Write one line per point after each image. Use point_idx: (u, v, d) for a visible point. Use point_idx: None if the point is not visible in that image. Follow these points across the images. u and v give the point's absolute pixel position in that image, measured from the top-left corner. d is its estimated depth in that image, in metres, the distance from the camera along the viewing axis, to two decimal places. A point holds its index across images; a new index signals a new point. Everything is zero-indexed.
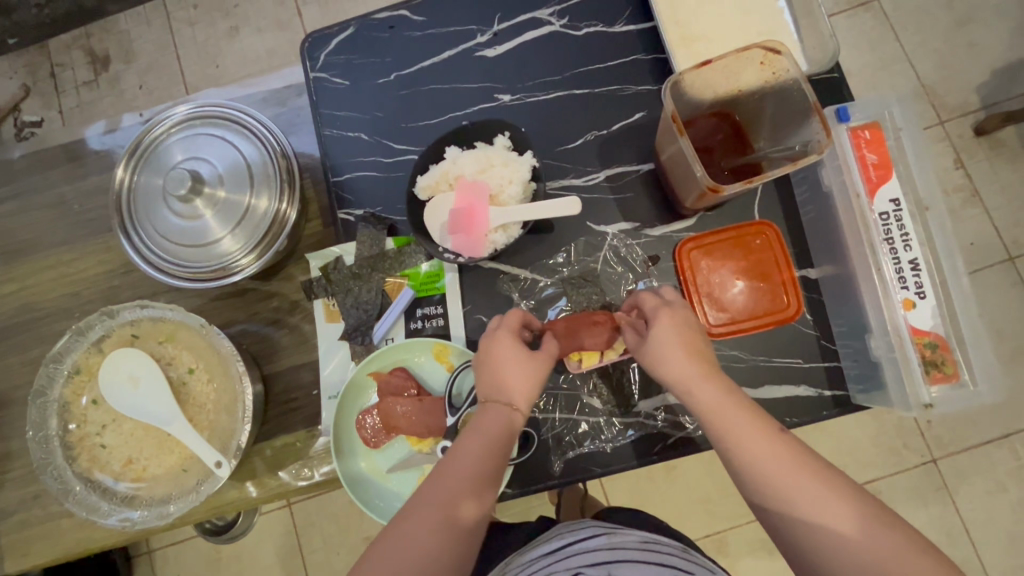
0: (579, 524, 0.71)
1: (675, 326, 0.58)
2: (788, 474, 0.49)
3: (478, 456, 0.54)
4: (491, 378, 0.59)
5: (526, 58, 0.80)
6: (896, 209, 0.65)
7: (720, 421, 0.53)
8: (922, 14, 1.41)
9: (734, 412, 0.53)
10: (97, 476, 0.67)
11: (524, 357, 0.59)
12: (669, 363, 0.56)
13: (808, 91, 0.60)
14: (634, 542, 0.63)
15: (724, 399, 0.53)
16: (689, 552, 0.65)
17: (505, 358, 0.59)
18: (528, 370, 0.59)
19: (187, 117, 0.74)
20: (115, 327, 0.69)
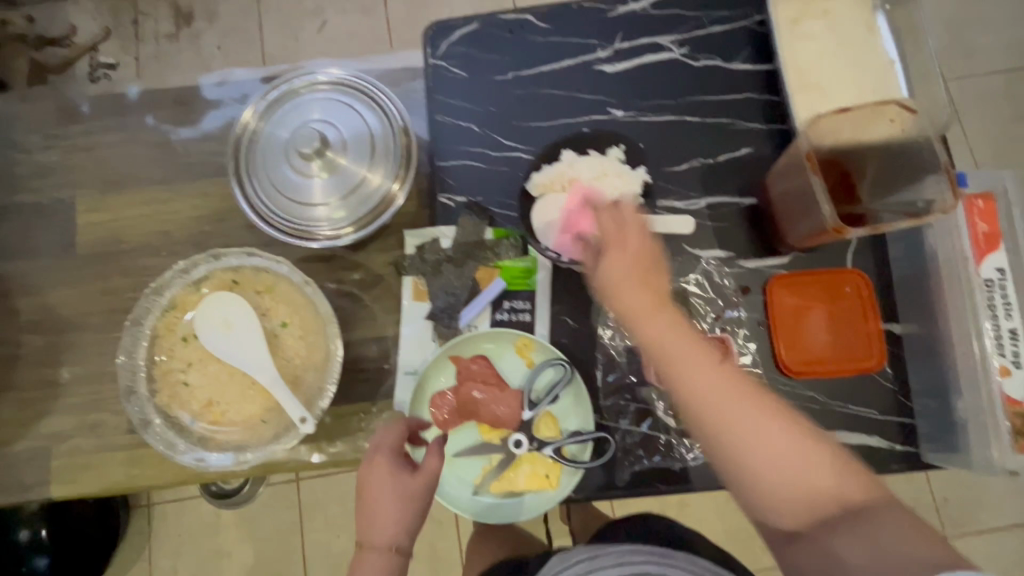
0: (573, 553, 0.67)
1: (650, 297, 0.59)
2: (816, 486, 0.52)
3: (380, 556, 0.62)
4: (378, 473, 0.64)
5: (643, 78, 0.83)
6: (1001, 277, 0.67)
7: (756, 456, 0.53)
8: (984, 103, 1.46)
9: (762, 445, 0.53)
10: (176, 413, 0.68)
11: (392, 481, 0.63)
12: (699, 392, 0.55)
13: (941, 153, 0.63)
14: (611, 560, 0.62)
15: (760, 431, 0.53)
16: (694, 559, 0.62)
17: (375, 489, 0.63)
18: (402, 498, 0.63)
19: (317, 80, 0.77)
20: (217, 270, 0.70)
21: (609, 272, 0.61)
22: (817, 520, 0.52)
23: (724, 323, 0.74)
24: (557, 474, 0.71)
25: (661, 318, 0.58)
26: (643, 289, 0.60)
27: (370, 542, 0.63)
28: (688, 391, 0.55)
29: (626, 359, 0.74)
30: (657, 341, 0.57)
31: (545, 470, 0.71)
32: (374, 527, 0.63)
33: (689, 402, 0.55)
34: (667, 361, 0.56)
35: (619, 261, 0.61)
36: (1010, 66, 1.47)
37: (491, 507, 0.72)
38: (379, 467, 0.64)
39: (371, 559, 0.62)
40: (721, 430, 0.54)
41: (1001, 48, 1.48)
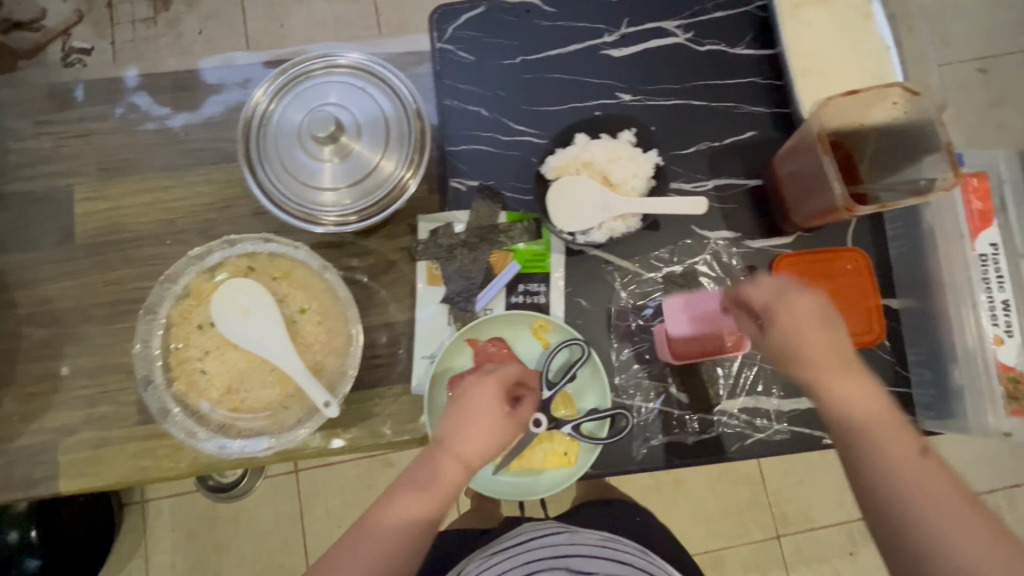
0: (547, 524, 0.81)
1: (816, 319, 0.56)
2: (932, 500, 0.48)
3: (447, 465, 0.59)
4: (489, 397, 0.61)
5: (649, 63, 0.84)
6: (994, 253, 0.72)
7: (872, 436, 0.52)
8: (958, 90, 1.53)
9: (886, 435, 0.52)
10: (194, 401, 0.67)
11: (499, 412, 0.61)
12: (816, 370, 0.55)
13: (942, 133, 0.65)
14: (593, 539, 0.78)
15: (876, 420, 0.53)
16: (645, 552, 0.79)
17: (478, 410, 0.60)
18: (499, 431, 0.61)
19: (327, 63, 0.76)
20: (231, 256, 0.69)
21: (789, 315, 0.57)
22: (921, 540, 0.47)
23: None
24: (575, 451, 0.73)
25: (801, 303, 0.57)
26: (801, 300, 0.57)
27: (449, 448, 0.60)
28: (804, 356, 0.56)
29: (640, 338, 0.77)
30: (794, 325, 0.56)
31: (563, 447, 0.73)
32: (453, 433, 0.60)
33: (817, 385, 0.56)
34: (795, 346, 0.56)
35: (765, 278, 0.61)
36: (983, 55, 1.54)
37: (510, 485, 0.74)
38: (490, 388, 0.62)
39: (426, 464, 0.59)
40: (851, 416, 0.54)
41: (974, 37, 1.55)
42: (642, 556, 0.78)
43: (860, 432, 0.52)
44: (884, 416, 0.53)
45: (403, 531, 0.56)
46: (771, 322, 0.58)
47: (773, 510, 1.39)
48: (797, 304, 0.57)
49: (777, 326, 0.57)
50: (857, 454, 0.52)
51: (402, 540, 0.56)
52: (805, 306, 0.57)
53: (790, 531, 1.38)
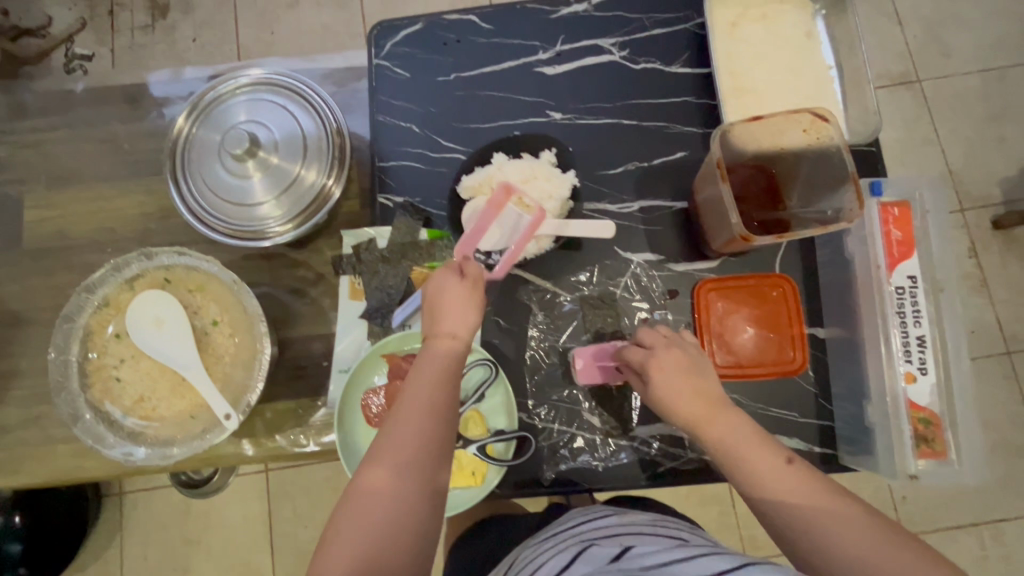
0: (592, 509, 0.71)
1: (681, 372, 0.58)
2: (824, 519, 0.47)
3: (431, 361, 0.57)
4: (443, 279, 0.61)
5: (582, 81, 0.83)
6: (912, 285, 0.69)
7: (743, 458, 0.52)
8: (958, 104, 1.46)
9: (750, 453, 0.52)
10: (107, 408, 0.69)
11: (462, 285, 0.60)
12: (676, 404, 0.57)
13: (849, 161, 0.64)
14: (645, 520, 0.65)
15: (740, 437, 0.53)
16: (693, 530, 0.68)
17: (430, 347, 0.58)
18: (466, 301, 0.60)
19: (254, 81, 0.78)
20: (149, 268, 0.71)
21: (660, 371, 0.59)
22: (828, 561, 0.46)
23: (650, 324, 0.76)
24: (483, 471, 0.72)
25: (668, 365, 0.59)
26: (666, 355, 0.60)
27: (410, 400, 0.54)
28: (670, 399, 0.58)
29: (554, 361, 0.76)
30: (665, 380, 0.58)
31: (472, 467, 0.72)
32: (439, 328, 0.58)
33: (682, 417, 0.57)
34: (670, 397, 0.58)
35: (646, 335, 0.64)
36: (985, 67, 1.47)
37: None
38: (446, 282, 0.61)
39: (428, 361, 0.57)
40: (710, 438, 0.54)
41: (975, 48, 1.48)
42: (691, 532, 0.66)
43: (733, 460, 0.52)
44: (738, 427, 0.53)
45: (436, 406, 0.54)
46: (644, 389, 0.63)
47: (742, 533, 1.34)
48: (671, 351, 0.60)
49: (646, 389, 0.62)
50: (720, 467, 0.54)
51: (410, 473, 0.51)
52: (670, 376, 0.58)
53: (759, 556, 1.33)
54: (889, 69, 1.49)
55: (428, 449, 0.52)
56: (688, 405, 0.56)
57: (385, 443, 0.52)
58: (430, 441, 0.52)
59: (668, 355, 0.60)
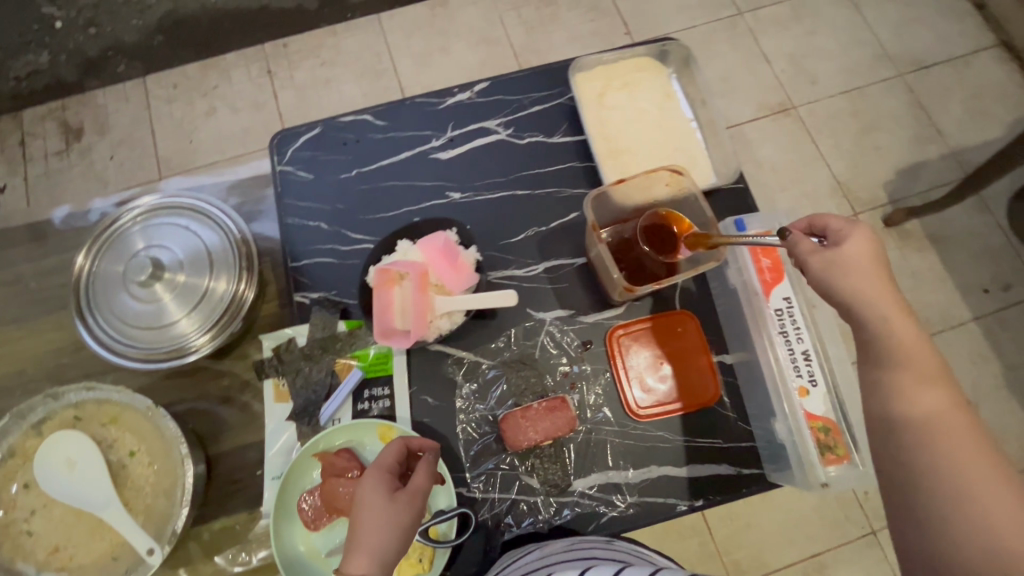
0: (521, 549, 0.70)
1: (871, 264, 0.51)
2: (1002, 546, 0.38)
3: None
4: (374, 490, 0.61)
5: (475, 161, 0.90)
6: (788, 306, 0.76)
7: (952, 459, 0.42)
8: (832, 123, 1.64)
9: (988, 496, 0.40)
10: (18, 566, 0.65)
11: (390, 504, 0.60)
12: (961, 454, 0.41)
13: (706, 209, 0.71)
14: (562, 548, 0.67)
15: (986, 480, 0.40)
16: (609, 542, 0.70)
17: (371, 482, 0.62)
18: (397, 516, 0.59)
19: (151, 207, 0.80)
20: (56, 409, 0.69)
21: (848, 271, 0.51)
22: None
23: (571, 377, 0.79)
24: (429, 556, 0.71)
25: (866, 244, 0.52)
26: (887, 300, 0.49)
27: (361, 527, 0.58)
28: (905, 402, 0.45)
29: (487, 429, 0.77)
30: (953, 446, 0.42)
31: (418, 554, 0.71)
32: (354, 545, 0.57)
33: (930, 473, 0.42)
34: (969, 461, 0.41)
35: (901, 320, 0.48)
36: (848, 88, 1.67)
37: None
38: (379, 497, 0.60)
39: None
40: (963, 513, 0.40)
41: (836, 74, 1.68)
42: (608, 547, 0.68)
43: (934, 486, 0.42)
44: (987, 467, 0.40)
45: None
46: (824, 264, 0.52)
47: (724, 561, 1.27)
48: (855, 240, 0.52)
49: (832, 264, 0.52)
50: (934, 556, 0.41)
51: None
52: (861, 245, 0.52)
53: None
54: (766, 100, 1.66)
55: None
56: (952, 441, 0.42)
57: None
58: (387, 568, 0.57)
59: (856, 235, 0.53)
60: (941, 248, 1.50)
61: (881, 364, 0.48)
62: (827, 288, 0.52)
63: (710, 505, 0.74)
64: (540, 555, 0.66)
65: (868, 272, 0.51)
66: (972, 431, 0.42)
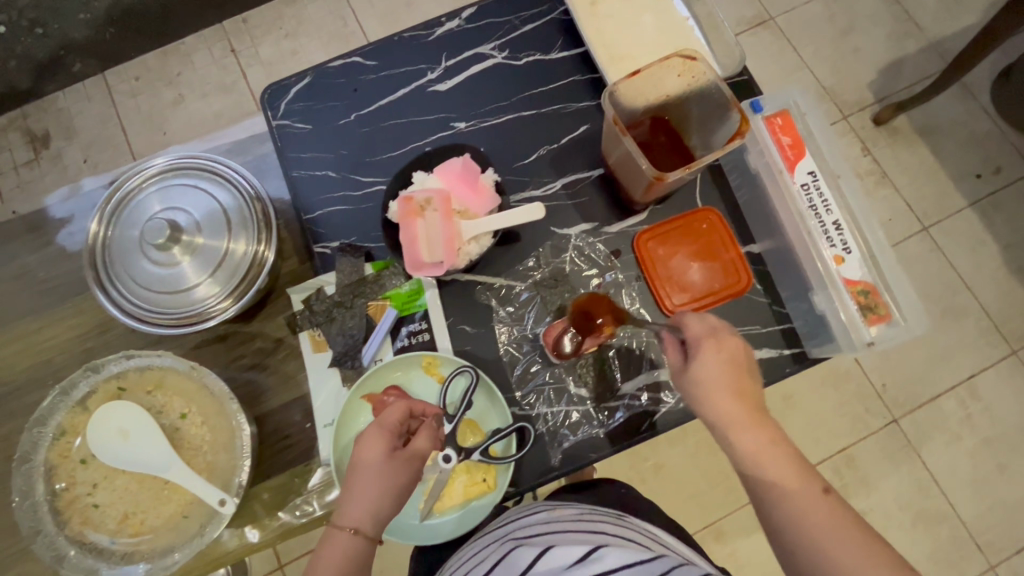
0: (528, 508, 0.70)
1: (730, 366, 0.58)
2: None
3: (344, 532, 0.58)
4: (374, 451, 0.61)
5: (475, 88, 0.87)
6: (814, 179, 0.78)
7: (795, 511, 0.50)
8: (810, 29, 1.57)
9: (848, 555, 0.46)
10: (91, 537, 0.65)
11: (390, 467, 0.60)
12: (804, 515, 0.49)
13: (724, 89, 0.71)
14: (572, 514, 0.66)
15: (851, 548, 0.47)
16: (620, 517, 0.67)
17: (368, 445, 0.61)
18: (388, 484, 0.60)
19: (159, 170, 0.77)
20: (99, 382, 0.68)
21: (698, 376, 0.58)
22: None
23: (605, 288, 0.79)
24: (493, 475, 0.73)
25: (711, 361, 0.58)
26: (725, 401, 0.56)
27: (352, 496, 0.60)
28: (768, 473, 0.52)
29: (529, 349, 0.78)
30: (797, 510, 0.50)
31: (481, 475, 0.73)
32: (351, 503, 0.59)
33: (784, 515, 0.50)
34: (805, 520, 0.49)
35: (748, 430, 0.55)
36: None
37: (443, 526, 0.74)
38: (376, 460, 0.60)
39: (342, 533, 0.58)
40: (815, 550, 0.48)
41: None
42: (615, 520, 0.66)
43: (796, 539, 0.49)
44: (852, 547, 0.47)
45: (357, 559, 0.58)
46: (682, 383, 0.60)
47: None
48: (714, 350, 0.59)
49: (688, 383, 0.59)
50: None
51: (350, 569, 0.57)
52: (710, 361, 0.58)
53: None
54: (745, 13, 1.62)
55: (364, 556, 0.58)
56: (801, 491, 0.50)
57: (327, 555, 0.57)
58: (368, 539, 0.59)
59: (707, 346, 0.59)
60: (932, 140, 1.48)
61: (744, 467, 0.54)
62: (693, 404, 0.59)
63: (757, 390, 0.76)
64: (547, 519, 0.65)
65: (746, 420, 0.55)
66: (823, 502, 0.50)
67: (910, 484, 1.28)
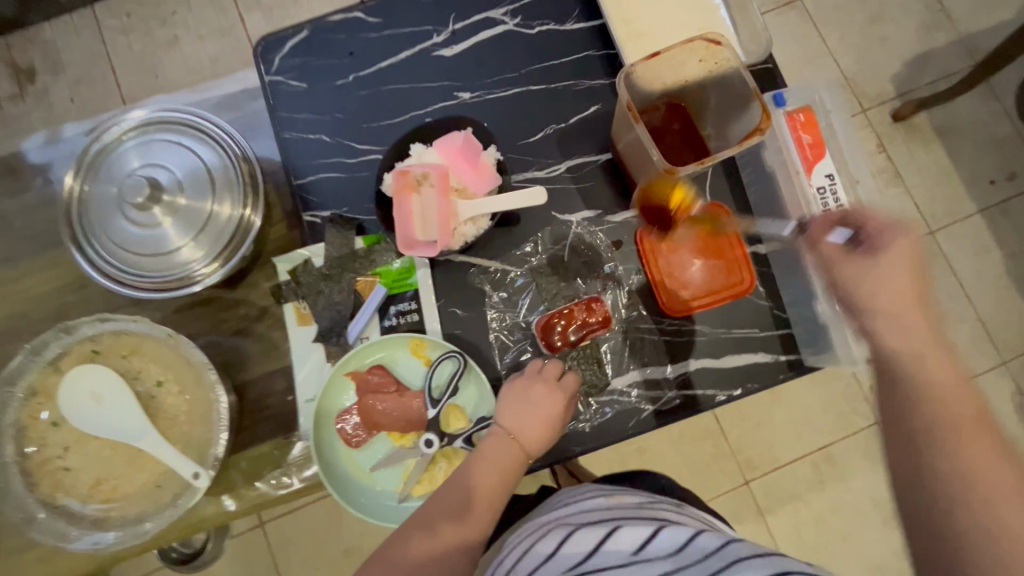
0: (580, 489, 0.70)
1: (905, 263, 0.53)
2: (980, 483, 0.44)
3: (511, 443, 0.65)
4: (534, 383, 0.68)
5: (482, 56, 0.82)
6: (831, 184, 0.74)
7: (949, 444, 0.46)
8: (840, 12, 1.48)
9: (991, 477, 0.44)
10: (62, 501, 0.64)
11: (550, 393, 0.67)
12: (957, 423, 0.46)
13: (747, 78, 0.66)
14: (631, 502, 0.64)
15: (1000, 488, 0.43)
16: (679, 505, 0.67)
17: (520, 387, 0.68)
18: (540, 409, 0.67)
19: (139, 123, 0.73)
20: (72, 344, 0.66)
21: (868, 266, 0.53)
22: None
23: (604, 279, 0.77)
24: None
25: (895, 264, 0.53)
26: (903, 280, 0.52)
27: (515, 422, 0.66)
28: (927, 371, 0.49)
29: (521, 337, 0.75)
30: (940, 380, 0.48)
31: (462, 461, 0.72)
32: (518, 416, 0.66)
33: (926, 432, 0.47)
34: (953, 428, 0.46)
35: (911, 310, 0.52)
36: None
37: None
38: (554, 387, 0.68)
39: (496, 443, 0.65)
40: (962, 472, 0.45)
41: None
42: (675, 509, 0.65)
43: (935, 459, 0.46)
44: (984, 449, 0.45)
45: (498, 476, 0.64)
46: (848, 269, 0.54)
47: (737, 459, 1.29)
48: (892, 237, 0.53)
49: (861, 266, 0.54)
50: (950, 514, 0.44)
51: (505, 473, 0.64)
52: (896, 258, 0.53)
53: (758, 476, 1.29)
54: None
55: (508, 469, 0.64)
56: (957, 399, 0.47)
57: (488, 459, 0.64)
58: (512, 458, 0.65)
59: (898, 236, 0.53)
60: (949, 141, 1.43)
61: (881, 352, 0.52)
62: (842, 287, 0.55)
63: (747, 395, 0.75)
64: (606, 504, 0.64)
65: (909, 299, 0.52)
66: (988, 435, 0.46)
67: (884, 485, 1.29)
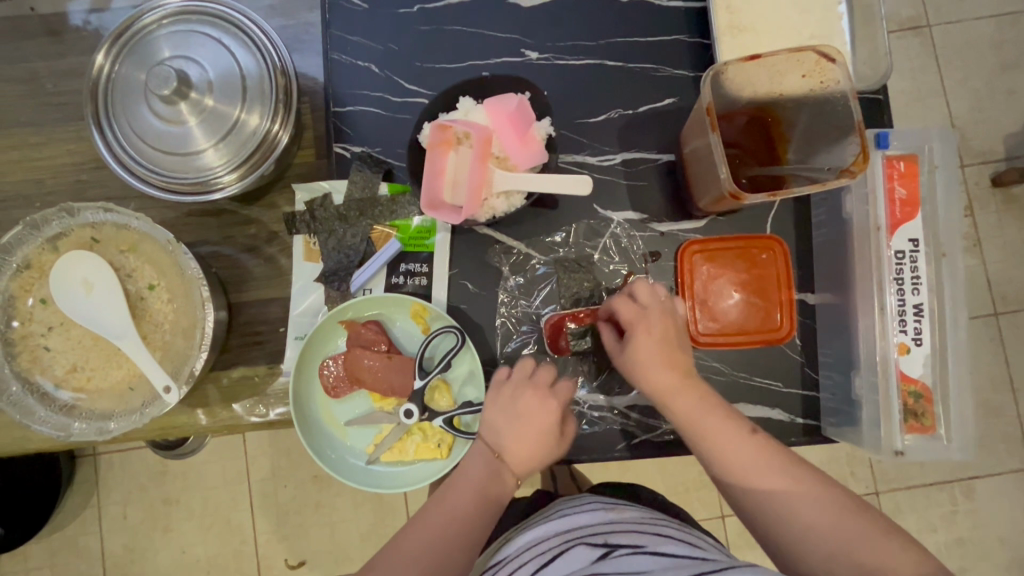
0: (581, 500, 0.67)
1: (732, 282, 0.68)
2: (769, 480, 0.53)
3: (492, 455, 0.60)
4: (523, 393, 0.62)
5: (562, 15, 0.73)
6: (912, 249, 0.65)
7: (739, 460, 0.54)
8: (970, 49, 1.29)
9: (796, 507, 0.51)
10: (37, 379, 0.63)
11: (540, 399, 0.61)
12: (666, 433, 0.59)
13: (856, 108, 0.57)
14: (635, 517, 0.60)
15: (746, 448, 0.55)
16: (688, 526, 0.62)
17: (505, 398, 0.62)
18: (530, 419, 0.60)
19: (182, 11, 0.68)
20: (73, 226, 0.64)
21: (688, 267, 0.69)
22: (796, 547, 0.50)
23: None
24: (449, 443, 0.68)
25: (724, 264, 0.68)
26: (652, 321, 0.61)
27: (497, 435, 0.61)
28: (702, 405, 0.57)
29: (529, 329, 0.71)
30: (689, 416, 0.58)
31: (436, 439, 0.68)
32: (502, 430, 0.61)
33: (734, 487, 0.54)
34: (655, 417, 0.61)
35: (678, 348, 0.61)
36: None
37: (386, 477, 0.69)
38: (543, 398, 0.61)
39: (480, 461, 0.60)
40: (744, 474, 0.54)
41: None
42: (683, 529, 0.60)
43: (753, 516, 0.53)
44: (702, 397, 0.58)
45: (483, 501, 0.58)
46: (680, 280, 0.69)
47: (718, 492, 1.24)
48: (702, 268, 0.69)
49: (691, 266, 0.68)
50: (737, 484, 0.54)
51: (489, 490, 0.58)
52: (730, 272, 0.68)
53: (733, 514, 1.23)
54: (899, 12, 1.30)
55: (493, 488, 0.59)
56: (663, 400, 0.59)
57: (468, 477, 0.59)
58: (497, 476, 0.59)
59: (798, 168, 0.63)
60: None
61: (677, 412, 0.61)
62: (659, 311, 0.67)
63: None
64: (606, 518, 0.60)
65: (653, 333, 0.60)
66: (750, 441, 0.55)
67: None
